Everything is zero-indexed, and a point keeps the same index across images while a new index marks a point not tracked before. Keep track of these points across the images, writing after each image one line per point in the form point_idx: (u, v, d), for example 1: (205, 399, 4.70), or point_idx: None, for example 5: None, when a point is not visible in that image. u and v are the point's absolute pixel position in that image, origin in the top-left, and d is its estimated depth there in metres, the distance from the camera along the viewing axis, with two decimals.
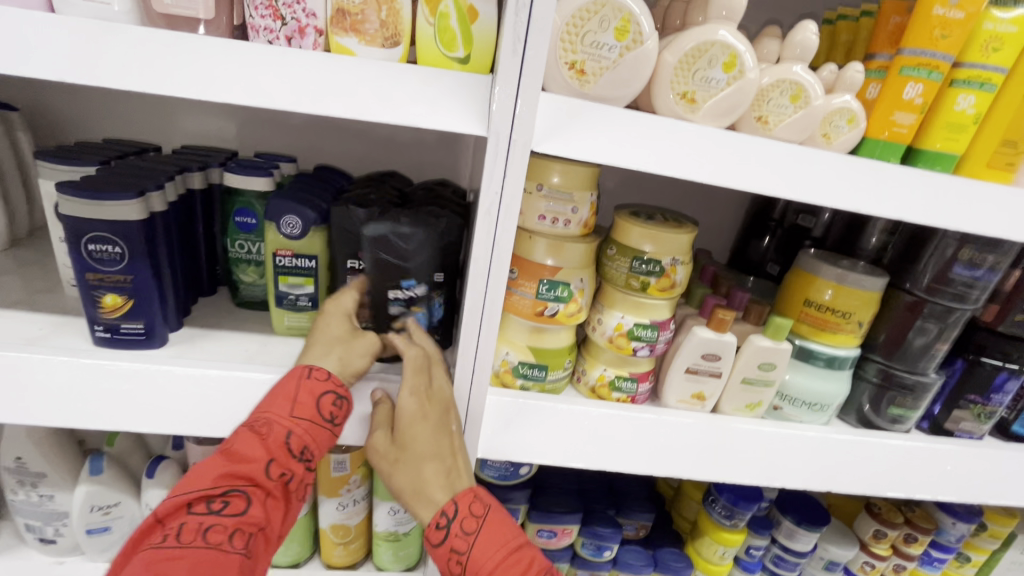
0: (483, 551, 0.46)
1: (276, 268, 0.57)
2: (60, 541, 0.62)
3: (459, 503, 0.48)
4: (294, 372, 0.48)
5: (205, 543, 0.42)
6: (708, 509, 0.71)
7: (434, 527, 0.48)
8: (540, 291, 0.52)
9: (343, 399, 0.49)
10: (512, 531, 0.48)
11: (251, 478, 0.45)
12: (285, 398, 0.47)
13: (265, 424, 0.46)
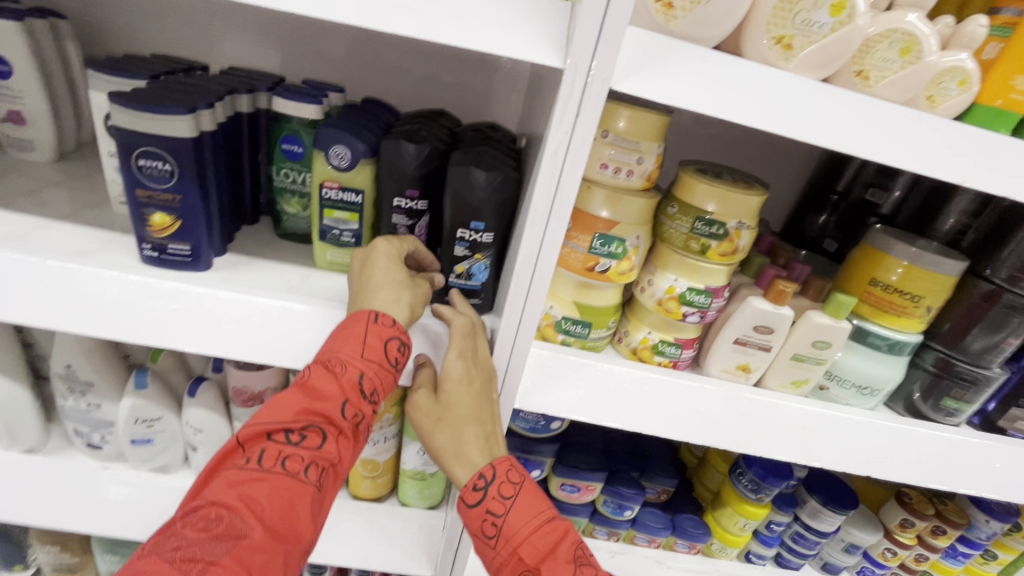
0: (520, 516, 0.47)
1: (322, 200, 0.55)
2: (109, 446, 0.65)
3: (498, 467, 0.48)
4: (362, 315, 0.46)
5: (284, 471, 0.42)
6: (734, 481, 0.70)
7: (470, 488, 0.48)
8: (593, 245, 0.50)
9: (406, 345, 0.48)
10: (544, 500, 0.50)
11: (326, 415, 0.44)
12: (357, 339, 0.45)
13: (337, 363, 0.45)
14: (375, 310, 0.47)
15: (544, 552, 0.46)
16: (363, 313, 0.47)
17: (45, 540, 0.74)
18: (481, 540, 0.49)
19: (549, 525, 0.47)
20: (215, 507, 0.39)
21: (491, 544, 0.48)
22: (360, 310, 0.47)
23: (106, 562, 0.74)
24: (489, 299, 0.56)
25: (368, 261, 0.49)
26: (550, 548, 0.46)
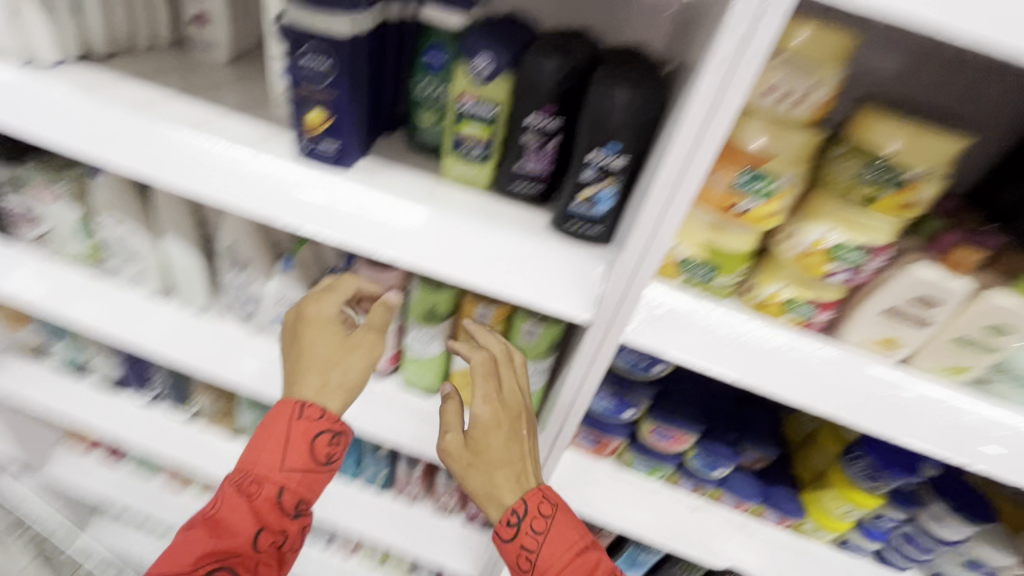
0: (552, 551, 0.52)
1: (458, 112, 0.56)
2: (254, 320, 0.75)
3: (529, 503, 0.53)
4: (285, 413, 0.55)
5: None
6: (845, 465, 0.64)
7: (504, 525, 0.54)
8: (739, 181, 0.46)
9: (337, 435, 0.57)
10: (578, 531, 0.54)
11: (236, 551, 0.52)
12: (280, 437, 0.54)
13: (254, 488, 0.54)
14: (303, 399, 0.56)
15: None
16: (288, 411, 0.55)
17: (205, 389, 0.89)
18: (517, 571, 0.54)
19: (580, 557, 0.52)
20: None
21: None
22: (284, 406, 0.56)
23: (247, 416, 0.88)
24: (610, 230, 0.54)
25: (297, 338, 0.58)
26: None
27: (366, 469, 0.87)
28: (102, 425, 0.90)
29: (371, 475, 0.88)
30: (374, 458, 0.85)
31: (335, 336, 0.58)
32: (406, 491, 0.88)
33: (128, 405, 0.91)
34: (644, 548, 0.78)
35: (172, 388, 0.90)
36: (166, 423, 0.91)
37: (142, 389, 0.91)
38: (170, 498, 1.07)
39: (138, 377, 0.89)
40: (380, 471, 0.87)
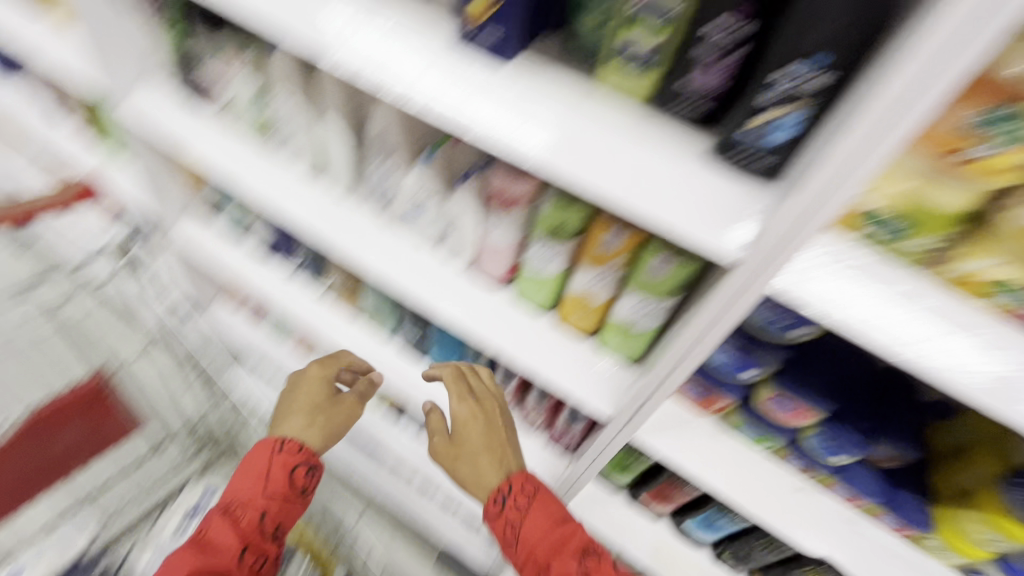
0: (532, 528, 0.63)
1: (626, 13, 0.48)
2: (390, 209, 0.78)
3: (513, 483, 0.67)
4: (268, 448, 0.77)
5: None
6: (1005, 491, 0.52)
7: (492, 502, 0.68)
8: (985, 118, 0.36)
9: (312, 468, 0.80)
10: (556, 510, 0.65)
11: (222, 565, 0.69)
12: (262, 473, 0.75)
13: (240, 509, 0.72)
14: (281, 437, 0.78)
15: (556, 547, 0.62)
16: (269, 445, 0.77)
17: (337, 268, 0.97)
18: (506, 544, 0.66)
19: (559, 529, 0.63)
20: None
21: (513, 547, 0.65)
22: (267, 442, 0.78)
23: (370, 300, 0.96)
24: (780, 164, 0.47)
25: (292, 394, 0.85)
26: (562, 547, 0.61)
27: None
28: (253, 282, 1.02)
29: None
30: (473, 362, 0.89)
31: (309, 399, 0.85)
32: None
33: (276, 271, 1.03)
34: (725, 515, 0.75)
35: (311, 262, 1.00)
36: (303, 292, 1.02)
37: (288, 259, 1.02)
38: (295, 362, 1.20)
39: (286, 247, 1.00)
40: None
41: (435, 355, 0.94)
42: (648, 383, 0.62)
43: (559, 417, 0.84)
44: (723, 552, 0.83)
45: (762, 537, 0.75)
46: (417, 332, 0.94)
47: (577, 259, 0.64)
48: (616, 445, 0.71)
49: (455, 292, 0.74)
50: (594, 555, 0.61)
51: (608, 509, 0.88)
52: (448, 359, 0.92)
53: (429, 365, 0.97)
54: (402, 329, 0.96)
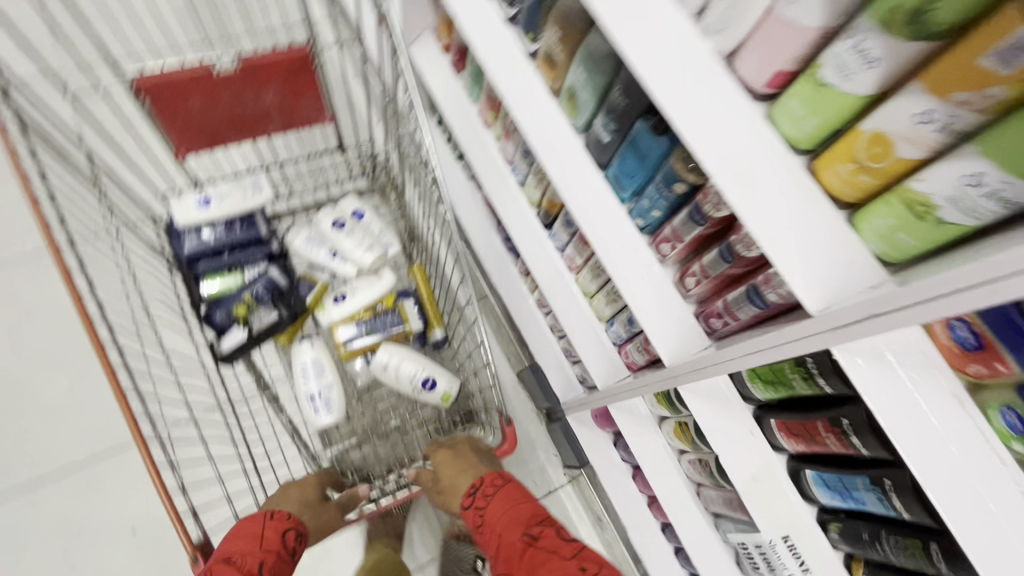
0: (496, 510, 0.78)
1: None
2: None
3: (485, 478, 0.84)
4: (258, 517, 0.77)
5: None
6: None
7: (466, 498, 0.84)
8: None
9: (300, 533, 0.79)
10: (516, 496, 0.80)
11: None
12: (258, 534, 0.74)
13: (241, 558, 0.70)
14: (271, 510, 0.79)
15: (512, 521, 0.76)
16: (260, 516, 0.78)
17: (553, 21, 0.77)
18: (477, 528, 0.81)
19: (518, 506, 0.78)
20: None
21: (480, 529, 0.80)
22: (258, 514, 0.78)
23: (578, 71, 0.76)
24: None
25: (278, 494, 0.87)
26: (518, 518, 0.76)
27: (647, 196, 0.75)
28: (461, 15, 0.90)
29: (646, 207, 0.77)
30: (663, 188, 0.72)
31: (298, 494, 0.86)
32: (662, 248, 0.78)
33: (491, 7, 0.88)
34: (871, 489, 0.60)
35: (529, 14, 0.82)
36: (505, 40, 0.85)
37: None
38: (478, 125, 1.14)
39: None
40: (657, 206, 0.75)
41: (622, 165, 0.76)
42: (903, 292, 0.42)
43: (731, 291, 0.70)
44: (831, 525, 0.69)
45: (907, 536, 0.59)
46: (613, 131, 0.75)
47: (909, 78, 0.41)
48: (792, 347, 0.55)
49: (697, 81, 0.53)
50: (545, 522, 0.75)
51: (722, 414, 0.76)
52: (635, 176, 0.76)
53: (607, 177, 0.81)
54: (597, 120, 0.77)
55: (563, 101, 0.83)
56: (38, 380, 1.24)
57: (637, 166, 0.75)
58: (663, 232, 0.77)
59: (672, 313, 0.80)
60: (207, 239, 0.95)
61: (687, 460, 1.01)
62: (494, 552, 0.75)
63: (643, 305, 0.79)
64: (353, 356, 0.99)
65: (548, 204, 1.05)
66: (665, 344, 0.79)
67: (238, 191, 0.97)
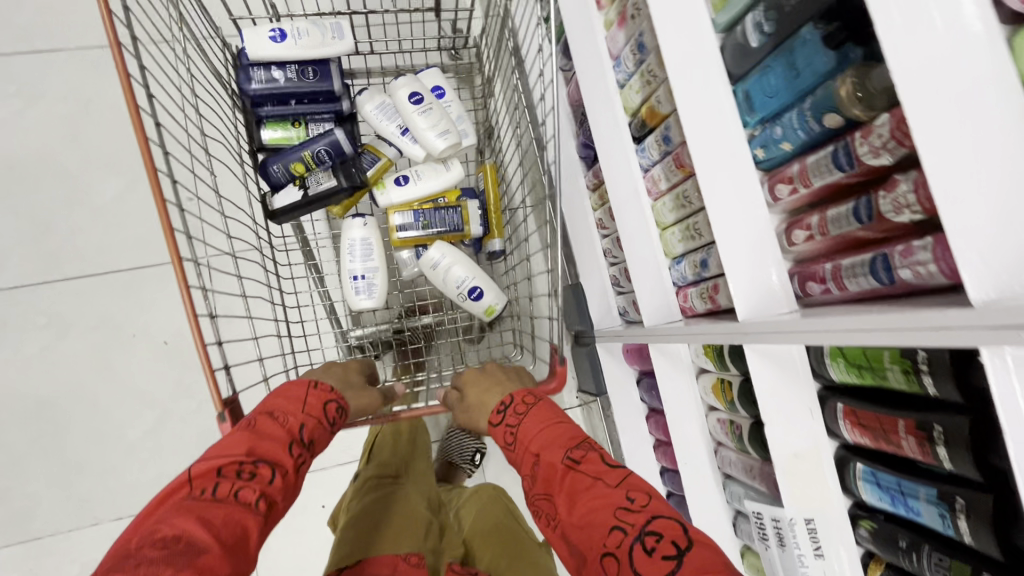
0: (528, 425, 0.78)
1: None
2: None
3: (514, 397, 0.84)
4: (303, 385, 0.81)
5: (236, 500, 0.62)
6: None
7: (495, 414, 0.84)
8: None
9: (341, 409, 0.83)
10: (552, 415, 0.79)
11: (271, 457, 0.70)
12: (300, 400, 0.79)
13: (284, 416, 0.76)
14: (314, 380, 0.83)
15: (544, 441, 0.75)
16: (305, 383, 0.82)
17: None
18: (505, 446, 0.81)
19: (555, 427, 0.77)
20: (173, 530, 0.55)
21: (510, 446, 0.80)
22: (304, 380, 0.82)
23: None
24: None
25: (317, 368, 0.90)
26: (556, 440, 0.75)
27: (780, 124, 0.67)
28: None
29: (774, 137, 0.69)
30: (807, 117, 0.64)
31: (340, 373, 0.88)
32: (775, 193, 0.71)
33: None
34: (933, 503, 0.61)
35: None
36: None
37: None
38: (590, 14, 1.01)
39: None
40: (788, 138, 0.67)
41: (761, 80, 0.68)
42: None
43: (850, 256, 0.64)
44: (861, 523, 0.71)
45: (954, 558, 0.61)
46: (766, 37, 0.65)
47: None
48: (903, 332, 0.50)
49: (897, 23, 0.47)
50: (586, 446, 0.72)
51: (785, 381, 0.72)
52: (774, 96, 0.67)
53: (734, 93, 0.71)
54: (746, 19, 0.67)
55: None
56: (94, 181, 1.24)
57: (782, 86, 0.66)
58: (782, 172, 0.70)
59: (763, 266, 0.71)
60: (276, 80, 0.86)
61: (716, 419, 0.98)
62: (528, 472, 0.75)
63: (732, 253, 0.70)
64: (403, 245, 0.93)
65: (647, 111, 0.93)
66: (746, 301, 0.71)
67: (318, 30, 0.86)
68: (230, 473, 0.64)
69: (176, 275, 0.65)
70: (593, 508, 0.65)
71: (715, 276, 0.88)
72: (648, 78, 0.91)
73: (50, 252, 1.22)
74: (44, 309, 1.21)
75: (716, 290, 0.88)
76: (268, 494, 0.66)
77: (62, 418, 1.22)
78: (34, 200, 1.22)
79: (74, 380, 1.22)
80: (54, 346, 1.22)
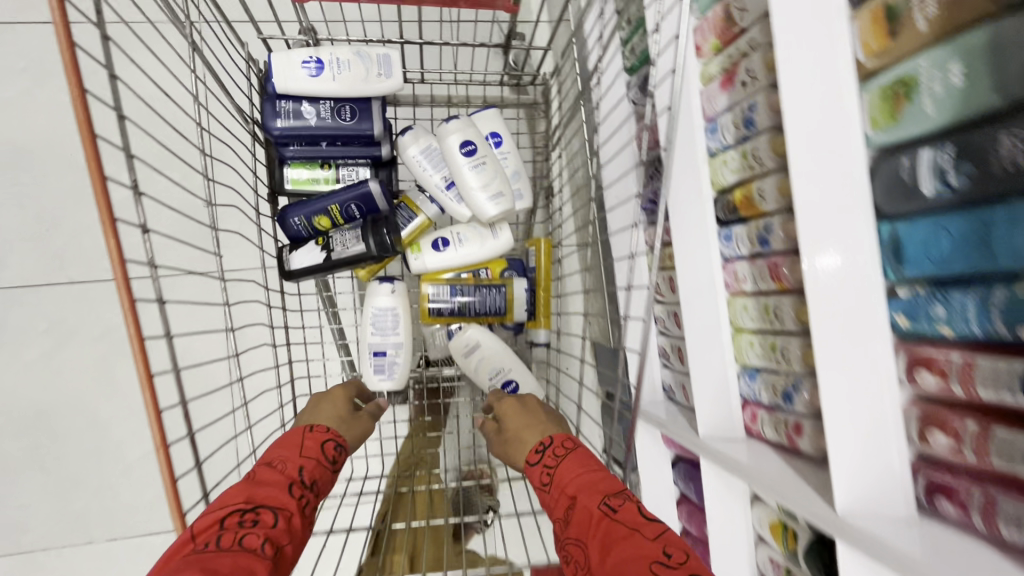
0: (571, 472, 0.59)
1: None
2: None
3: (556, 437, 0.64)
4: (298, 429, 0.65)
5: (241, 546, 0.48)
6: None
7: (534, 454, 0.64)
8: None
9: (342, 446, 0.65)
10: (595, 462, 0.60)
11: (274, 500, 0.54)
12: (293, 444, 0.62)
13: (282, 465, 0.59)
14: (309, 424, 0.65)
15: (587, 489, 0.56)
16: (299, 429, 0.65)
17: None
18: (540, 492, 0.61)
19: (602, 472, 0.59)
20: None
21: (546, 495, 0.60)
22: (297, 428, 0.65)
23: (936, 61, 0.39)
24: None
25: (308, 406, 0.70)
26: (598, 484, 0.57)
27: (943, 303, 0.42)
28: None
29: (931, 316, 0.43)
30: (993, 315, 0.38)
31: (335, 410, 0.69)
32: (915, 379, 0.46)
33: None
34: None
35: None
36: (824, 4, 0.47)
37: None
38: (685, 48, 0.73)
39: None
40: (951, 325, 0.42)
41: (921, 233, 0.42)
42: None
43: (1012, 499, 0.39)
44: None
45: None
46: (948, 189, 0.40)
47: None
48: None
49: None
50: (624, 494, 0.55)
51: None
52: (941, 266, 0.41)
53: (878, 232, 0.46)
54: (917, 154, 0.41)
55: (871, 98, 0.45)
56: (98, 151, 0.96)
57: (955, 247, 0.40)
58: (930, 353, 0.44)
59: (875, 466, 0.47)
60: (305, 117, 0.72)
61: (768, 558, 0.67)
62: (560, 517, 0.57)
63: (840, 442, 0.47)
64: (431, 322, 0.81)
65: (741, 197, 0.66)
66: (847, 483, 0.47)
67: (362, 64, 0.71)
68: (232, 525, 0.49)
69: (147, 396, 0.42)
70: (625, 564, 0.47)
71: (798, 416, 0.63)
72: (750, 158, 0.64)
73: (43, 238, 0.94)
74: (45, 310, 0.94)
75: (798, 432, 0.63)
76: (273, 538, 0.50)
77: (58, 430, 0.96)
78: (29, 172, 0.93)
79: (68, 391, 0.96)
80: (52, 355, 0.95)
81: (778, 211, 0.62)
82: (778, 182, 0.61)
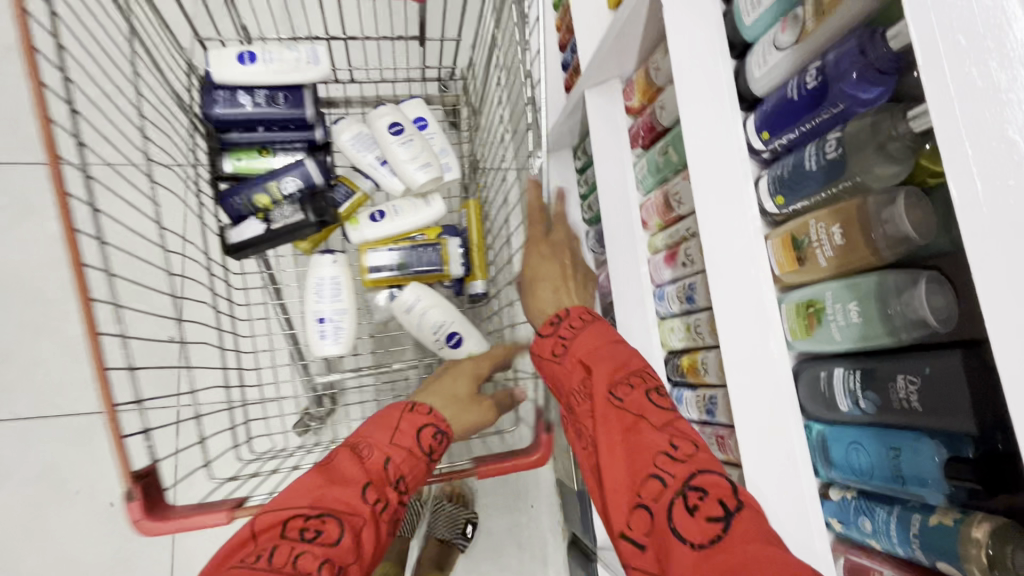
0: (583, 342, 0.62)
1: None
2: None
3: (570, 310, 0.65)
4: (400, 406, 0.63)
5: (295, 567, 0.49)
6: None
7: (547, 324, 0.66)
8: None
9: (440, 433, 0.63)
10: (611, 332, 0.62)
11: (348, 501, 0.55)
12: (389, 426, 0.61)
13: (368, 452, 0.59)
14: (412, 402, 0.64)
15: (599, 360, 0.59)
16: (404, 404, 0.64)
17: (833, 211, 0.50)
18: (549, 361, 0.64)
19: (613, 351, 0.60)
20: None
21: (555, 363, 0.63)
22: (403, 401, 0.64)
23: (839, 299, 0.50)
24: None
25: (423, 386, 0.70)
26: (612, 359, 0.59)
27: (869, 518, 0.51)
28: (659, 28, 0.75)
29: (860, 526, 0.52)
30: (911, 539, 0.47)
31: (449, 393, 0.68)
32: None
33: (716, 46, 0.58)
34: None
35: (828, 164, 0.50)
36: (730, 206, 0.57)
37: (755, 131, 0.57)
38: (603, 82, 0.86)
39: (809, 77, 0.52)
40: (877, 538, 0.50)
41: (844, 447, 0.52)
42: None
43: None
44: None
45: None
46: (860, 410, 0.49)
47: None
48: None
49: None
50: (634, 383, 0.56)
51: None
52: (861, 473, 0.51)
53: (809, 431, 0.55)
54: (832, 371, 0.51)
55: (788, 309, 0.54)
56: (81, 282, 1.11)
57: (876, 467, 0.49)
58: (865, 563, 0.52)
59: None
60: (241, 104, 0.79)
61: None
62: (575, 382, 0.60)
63: None
64: (377, 286, 0.85)
65: (688, 363, 0.77)
66: None
67: (291, 55, 0.80)
68: (291, 536, 0.51)
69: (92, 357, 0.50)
70: (630, 471, 0.51)
71: None
72: (693, 332, 0.75)
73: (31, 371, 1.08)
74: (20, 431, 1.07)
75: None
76: (333, 559, 0.51)
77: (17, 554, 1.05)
78: (21, 318, 1.09)
79: (29, 511, 1.06)
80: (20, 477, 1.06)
81: (719, 384, 0.72)
82: (718, 360, 0.72)
